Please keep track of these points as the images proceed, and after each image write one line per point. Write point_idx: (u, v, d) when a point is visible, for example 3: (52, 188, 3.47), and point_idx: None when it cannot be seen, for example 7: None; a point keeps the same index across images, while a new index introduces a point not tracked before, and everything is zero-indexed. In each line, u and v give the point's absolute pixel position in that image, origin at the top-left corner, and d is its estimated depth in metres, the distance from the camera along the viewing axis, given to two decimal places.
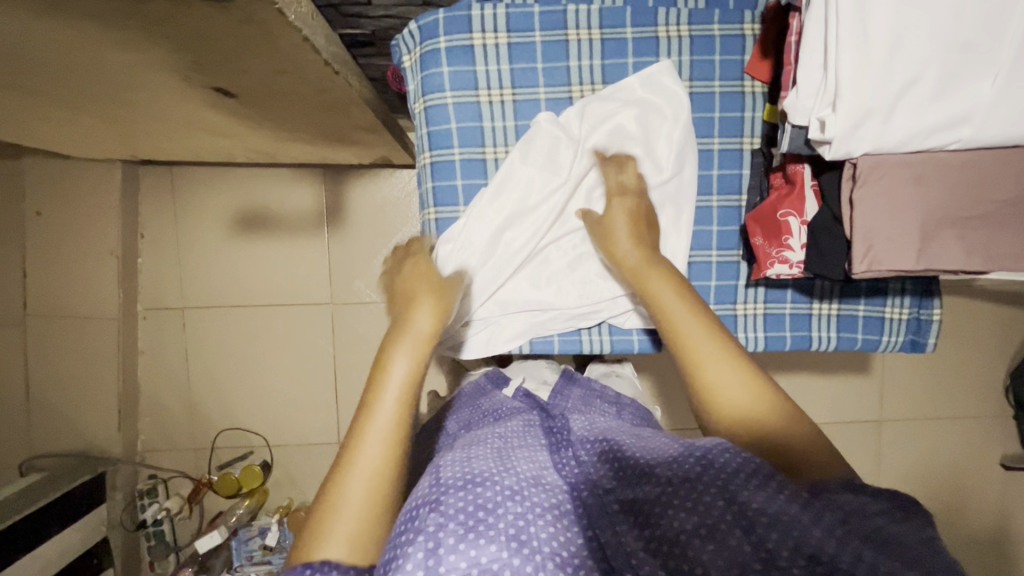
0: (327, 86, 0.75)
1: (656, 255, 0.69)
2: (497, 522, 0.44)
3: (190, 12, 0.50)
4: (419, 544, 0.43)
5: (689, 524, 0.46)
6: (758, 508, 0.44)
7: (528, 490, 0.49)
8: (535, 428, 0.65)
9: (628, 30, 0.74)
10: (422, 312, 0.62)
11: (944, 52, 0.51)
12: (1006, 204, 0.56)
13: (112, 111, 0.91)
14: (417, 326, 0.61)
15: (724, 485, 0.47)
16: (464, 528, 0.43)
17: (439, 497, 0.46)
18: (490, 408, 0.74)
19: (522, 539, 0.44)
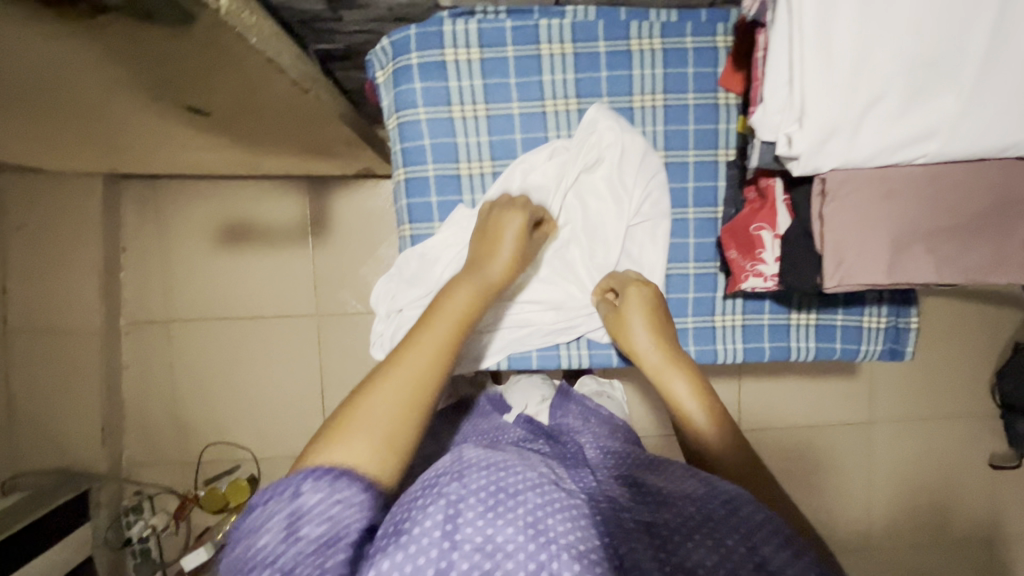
0: (299, 103, 0.75)
1: (678, 351, 0.70)
2: (518, 506, 0.44)
3: (147, 38, 0.49)
4: (437, 506, 0.43)
5: (709, 559, 0.44)
6: (778, 565, 0.43)
7: (551, 484, 0.48)
8: (547, 452, 0.64)
9: (601, 44, 0.74)
10: (463, 290, 0.60)
11: (905, 69, 0.51)
12: (977, 217, 0.55)
13: (85, 129, 0.90)
14: (464, 299, 0.59)
15: (746, 533, 0.46)
16: (484, 503, 0.44)
17: (462, 470, 0.46)
18: (490, 430, 0.72)
19: (540, 528, 0.43)
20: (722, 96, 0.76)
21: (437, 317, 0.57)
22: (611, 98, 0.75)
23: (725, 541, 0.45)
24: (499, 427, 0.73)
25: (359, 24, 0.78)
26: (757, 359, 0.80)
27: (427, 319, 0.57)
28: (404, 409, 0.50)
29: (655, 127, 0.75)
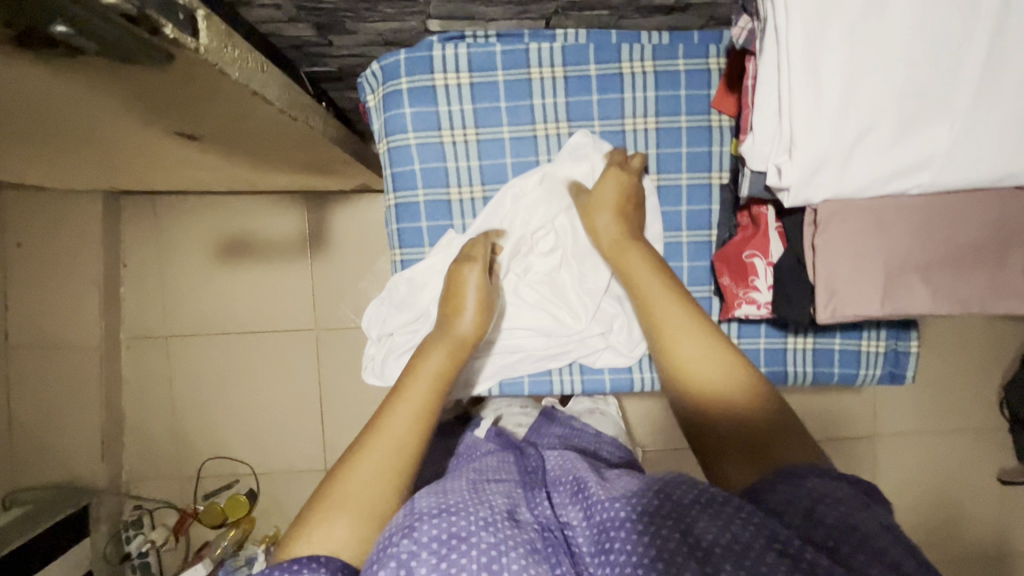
0: (289, 129, 0.74)
1: (636, 237, 0.70)
2: (470, 551, 0.42)
3: (128, 75, 0.49)
4: (389, 571, 0.42)
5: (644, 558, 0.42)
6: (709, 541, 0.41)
7: (504, 520, 0.46)
8: (513, 461, 0.62)
9: (592, 67, 0.73)
10: (434, 354, 0.63)
11: (897, 99, 0.50)
12: (973, 248, 0.54)
13: (80, 153, 0.90)
14: (433, 362, 0.62)
15: (679, 516, 0.43)
16: (437, 556, 0.42)
17: (413, 522, 0.45)
18: (464, 449, 0.71)
19: (494, 572, 0.42)
20: (715, 118, 0.75)
21: (408, 384, 0.60)
22: (602, 122, 0.74)
23: (661, 531, 0.43)
24: (472, 444, 0.71)
25: (350, 48, 0.78)
26: None
27: (399, 388, 0.60)
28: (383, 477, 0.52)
29: (647, 150, 0.75)
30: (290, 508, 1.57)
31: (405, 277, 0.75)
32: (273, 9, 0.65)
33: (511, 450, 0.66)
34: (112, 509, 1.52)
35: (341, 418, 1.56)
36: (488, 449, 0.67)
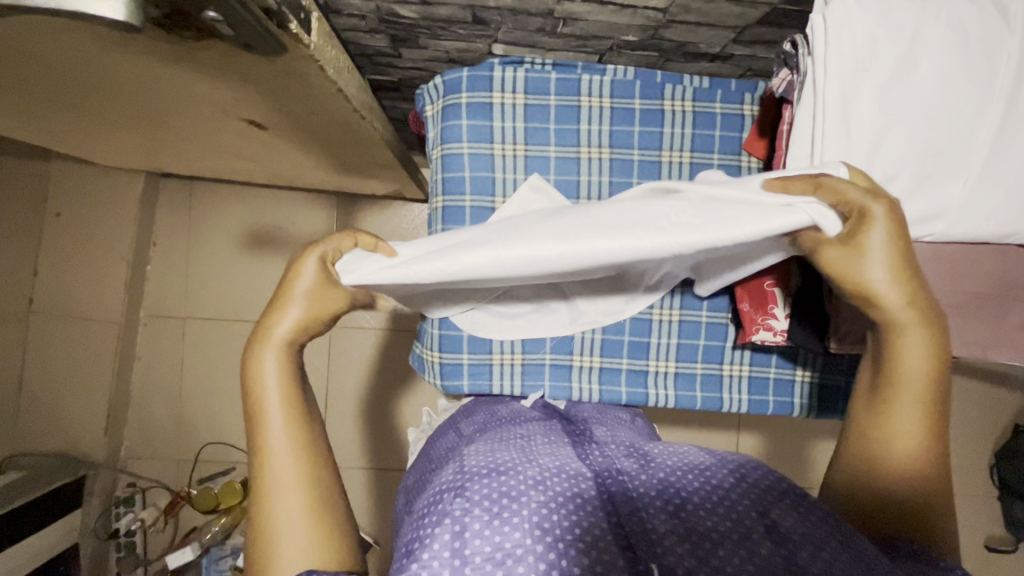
0: (352, 127, 0.81)
1: None
2: (522, 510, 0.49)
3: (240, 63, 0.55)
4: (445, 527, 0.48)
5: (723, 525, 0.50)
6: (790, 527, 0.49)
7: (551, 481, 0.53)
8: (558, 429, 0.69)
9: (636, 102, 0.80)
10: (268, 365, 0.55)
11: (919, 154, 0.56)
12: (976, 297, 0.60)
13: (146, 132, 0.96)
14: (274, 371, 0.55)
15: (757, 499, 0.52)
16: (488, 513, 0.49)
17: (465, 485, 0.52)
18: (508, 414, 0.75)
19: (546, 528, 0.48)
20: (745, 159, 0.81)
21: (261, 401, 0.54)
22: (641, 151, 0.80)
23: (739, 508, 0.51)
24: (517, 411, 0.75)
25: (415, 61, 0.85)
26: (762, 412, 0.82)
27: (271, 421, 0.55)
28: (308, 499, 0.51)
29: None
30: None
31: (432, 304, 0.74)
32: (357, 20, 0.72)
33: (556, 419, 0.72)
34: (105, 483, 1.52)
35: None
36: (530, 417, 0.73)
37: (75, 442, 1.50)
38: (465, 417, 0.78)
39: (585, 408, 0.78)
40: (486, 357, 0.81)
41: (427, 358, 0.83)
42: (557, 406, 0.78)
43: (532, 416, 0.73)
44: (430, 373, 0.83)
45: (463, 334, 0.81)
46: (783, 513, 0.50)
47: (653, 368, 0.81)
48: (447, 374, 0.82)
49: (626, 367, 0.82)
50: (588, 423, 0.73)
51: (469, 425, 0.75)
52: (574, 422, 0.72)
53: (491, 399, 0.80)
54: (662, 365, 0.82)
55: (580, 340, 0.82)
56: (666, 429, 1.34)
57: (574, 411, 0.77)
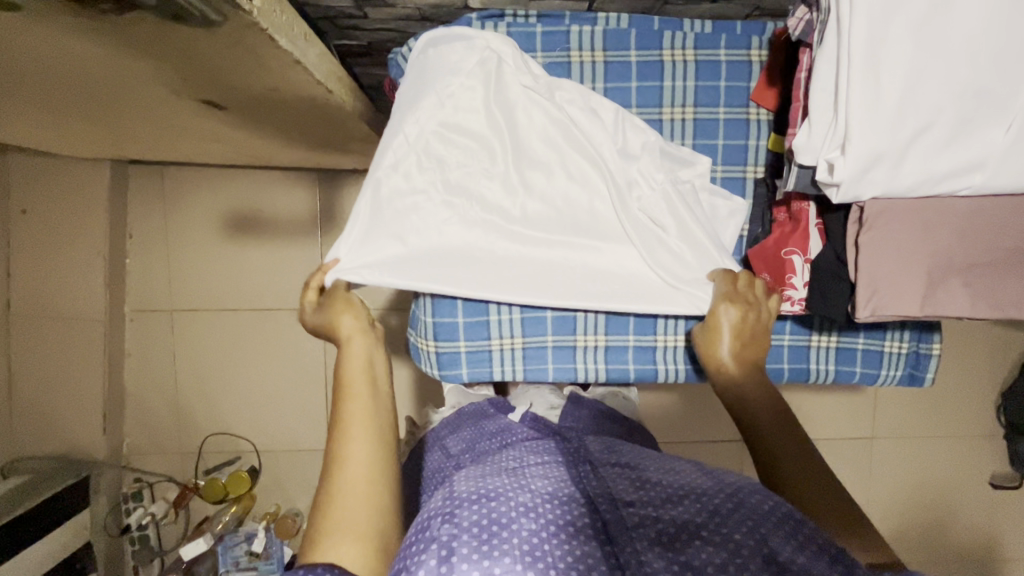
0: (321, 102, 0.73)
1: None
2: (511, 537, 0.48)
3: (177, 39, 0.47)
4: (432, 553, 0.47)
5: (718, 557, 0.47)
6: (794, 560, 0.46)
7: (543, 507, 0.52)
8: (552, 444, 0.68)
9: (632, 54, 0.72)
10: (356, 347, 0.66)
11: (958, 98, 0.50)
12: (1013, 253, 0.54)
13: (98, 117, 0.88)
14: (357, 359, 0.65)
15: (754, 525, 0.49)
16: (476, 540, 0.48)
17: (453, 509, 0.51)
18: (496, 433, 0.74)
19: (536, 557, 0.47)
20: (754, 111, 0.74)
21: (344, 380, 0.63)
22: (639, 109, 0.73)
23: (736, 536, 0.48)
24: (505, 427, 0.75)
25: (384, 22, 0.77)
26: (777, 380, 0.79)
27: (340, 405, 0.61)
28: (367, 466, 0.56)
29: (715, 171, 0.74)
30: (291, 487, 1.57)
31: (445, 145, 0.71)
32: None
33: (546, 434, 0.71)
34: (111, 481, 1.50)
35: None
36: (519, 436, 0.72)
37: (76, 442, 1.48)
38: (454, 433, 0.80)
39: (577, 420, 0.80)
40: (485, 344, 0.76)
41: (423, 346, 0.78)
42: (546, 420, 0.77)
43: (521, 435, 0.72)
44: (427, 362, 0.79)
45: (458, 321, 0.76)
46: (779, 537, 0.48)
47: (661, 343, 0.77)
48: (444, 364, 0.77)
49: (633, 344, 0.77)
50: (580, 436, 0.73)
51: (459, 446, 0.76)
52: (568, 437, 0.71)
53: (484, 409, 0.81)
54: (671, 339, 0.77)
55: (584, 319, 0.77)
56: (674, 393, 1.32)
57: (563, 424, 0.78)
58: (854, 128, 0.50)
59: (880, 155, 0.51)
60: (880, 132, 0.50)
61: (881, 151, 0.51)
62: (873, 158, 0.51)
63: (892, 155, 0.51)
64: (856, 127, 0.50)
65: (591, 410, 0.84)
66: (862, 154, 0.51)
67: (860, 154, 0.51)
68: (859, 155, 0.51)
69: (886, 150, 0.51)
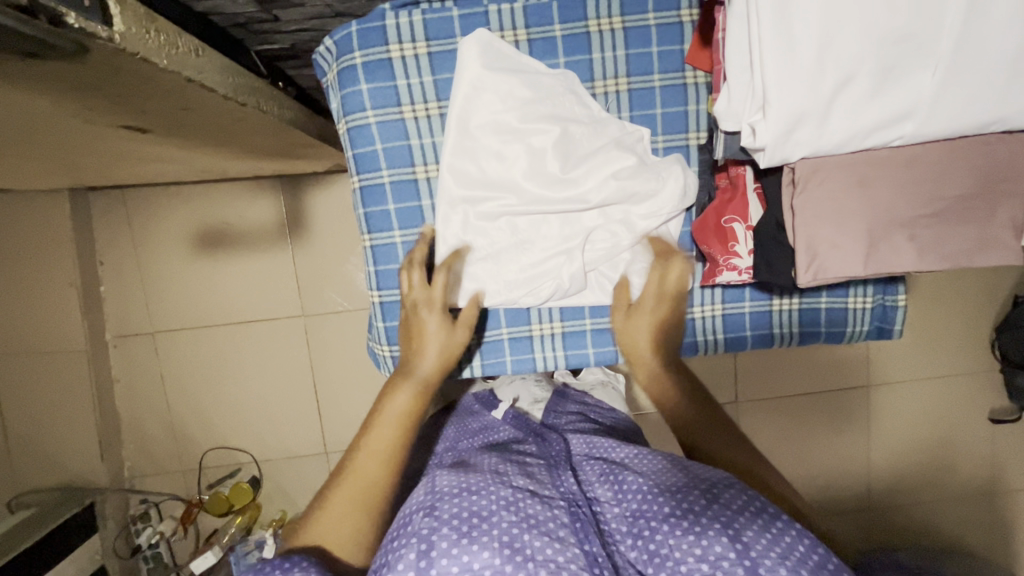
0: (241, 116, 0.71)
1: None
2: (491, 528, 0.51)
3: (49, 75, 0.45)
4: (412, 546, 0.50)
5: (693, 556, 0.48)
6: (762, 549, 0.48)
7: (523, 502, 0.55)
8: (536, 451, 0.71)
9: (556, 28, 0.69)
10: (402, 393, 0.65)
11: (879, 44, 0.47)
12: (957, 201, 0.52)
13: (29, 152, 0.86)
14: (399, 405, 0.64)
15: (728, 521, 0.50)
16: (457, 532, 0.51)
17: (435, 503, 0.54)
18: (479, 431, 0.80)
19: (516, 547, 0.50)
20: (690, 75, 0.71)
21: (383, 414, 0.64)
22: None
23: (709, 529, 0.49)
24: (489, 425, 0.81)
25: (300, 21, 0.76)
26: (740, 349, 0.78)
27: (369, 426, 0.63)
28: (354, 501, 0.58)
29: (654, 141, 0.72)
30: (294, 493, 1.59)
31: (386, 146, 0.71)
32: None
33: (528, 438, 0.75)
34: (117, 505, 1.52)
35: (336, 402, 1.56)
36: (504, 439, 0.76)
37: (76, 471, 1.50)
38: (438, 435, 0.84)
39: (563, 415, 0.82)
40: None
41: (378, 352, 0.77)
42: (529, 417, 0.82)
43: (505, 438, 0.76)
44: (385, 367, 0.78)
45: None
46: (752, 532, 0.49)
47: None
48: None
49: (590, 327, 0.76)
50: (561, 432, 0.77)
51: (445, 448, 0.80)
52: (548, 439, 0.74)
53: (472, 407, 0.88)
54: None
55: (538, 308, 0.76)
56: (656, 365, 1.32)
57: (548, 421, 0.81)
58: (770, 84, 0.48)
59: (800, 111, 0.48)
60: (798, 87, 0.48)
61: (801, 107, 0.48)
62: (793, 111, 0.48)
63: (817, 109, 0.48)
64: (772, 85, 0.48)
65: (579, 406, 0.88)
66: (781, 112, 0.48)
67: (779, 113, 0.48)
68: (777, 114, 0.48)
69: (806, 106, 0.48)
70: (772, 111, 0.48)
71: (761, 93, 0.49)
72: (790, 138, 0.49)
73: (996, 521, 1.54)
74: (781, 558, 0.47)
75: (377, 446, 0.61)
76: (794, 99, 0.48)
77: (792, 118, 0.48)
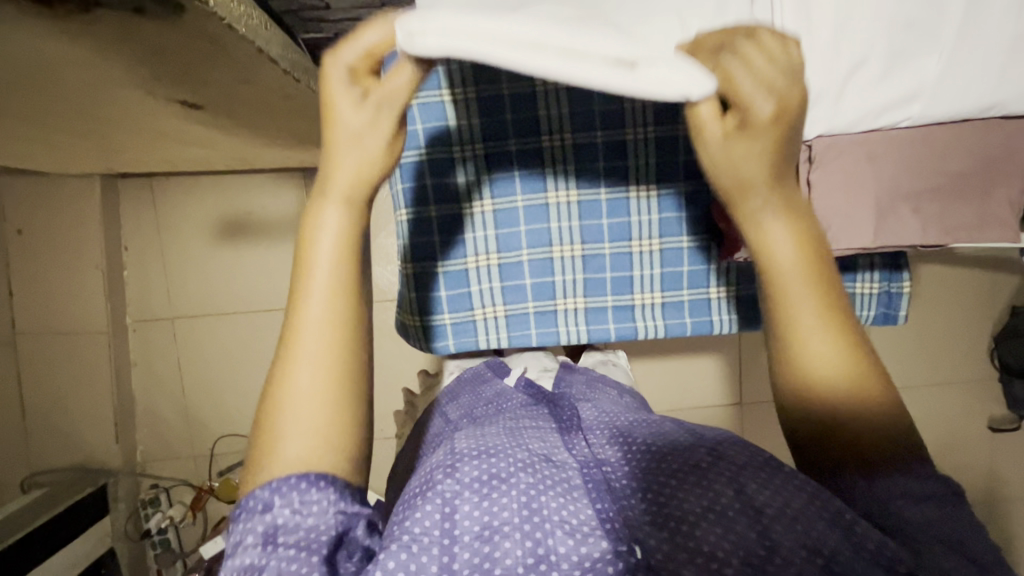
0: (291, 93, 0.77)
1: None
2: (510, 490, 0.51)
3: (143, 34, 0.51)
4: (434, 503, 0.49)
5: (699, 506, 0.51)
6: (763, 501, 0.50)
7: (539, 465, 0.55)
8: (545, 413, 0.70)
9: None
10: (329, 212, 0.45)
11: (890, 30, 0.52)
12: (959, 177, 0.56)
13: (81, 128, 0.91)
14: (331, 234, 0.45)
15: (732, 477, 0.53)
16: (478, 493, 0.50)
17: (455, 465, 0.53)
18: (492, 398, 0.77)
19: (533, 508, 0.49)
20: None
21: (309, 266, 0.45)
22: None
23: (715, 485, 0.52)
24: (501, 394, 0.77)
25: (347, 11, 0.82)
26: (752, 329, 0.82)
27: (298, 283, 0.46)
28: (324, 384, 0.44)
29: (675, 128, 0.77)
30: None
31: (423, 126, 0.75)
32: None
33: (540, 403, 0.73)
34: (128, 488, 1.54)
35: None
36: (513, 404, 0.73)
37: (92, 453, 1.52)
38: (451, 400, 0.81)
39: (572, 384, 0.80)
40: (468, 314, 0.80)
41: (408, 323, 0.81)
42: (542, 386, 0.80)
43: (515, 403, 0.74)
44: (415, 337, 0.82)
45: (441, 294, 0.80)
46: (756, 484, 0.52)
47: (639, 301, 0.80)
48: (431, 337, 0.81)
49: (611, 304, 0.81)
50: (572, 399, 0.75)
51: (455, 410, 0.78)
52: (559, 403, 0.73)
53: (483, 374, 0.84)
54: (648, 297, 0.81)
55: (562, 283, 0.80)
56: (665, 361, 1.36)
57: (560, 389, 0.79)
58: (792, 66, 0.53)
59: (817, 90, 0.53)
60: (820, 66, 0.53)
61: (819, 86, 0.53)
62: (814, 90, 0.53)
63: (835, 88, 0.53)
64: (794, 66, 0.53)
65: (587, 375, 0.85)
66: (802, 90, 0.53)
67: (799, 92, 0.53)
68: (798, 93, 0.54)
69: (825, 84, 0.53)
70: (794, 90, 0.53)
71: None
72: (810, 115, 0.55)
73: (994, 527, 1.55)
74: (786, 507, 0.49)
75: (321, 306, 0.45)
76: (815, 80, 0.53)
77: (812, 95, 0.54)
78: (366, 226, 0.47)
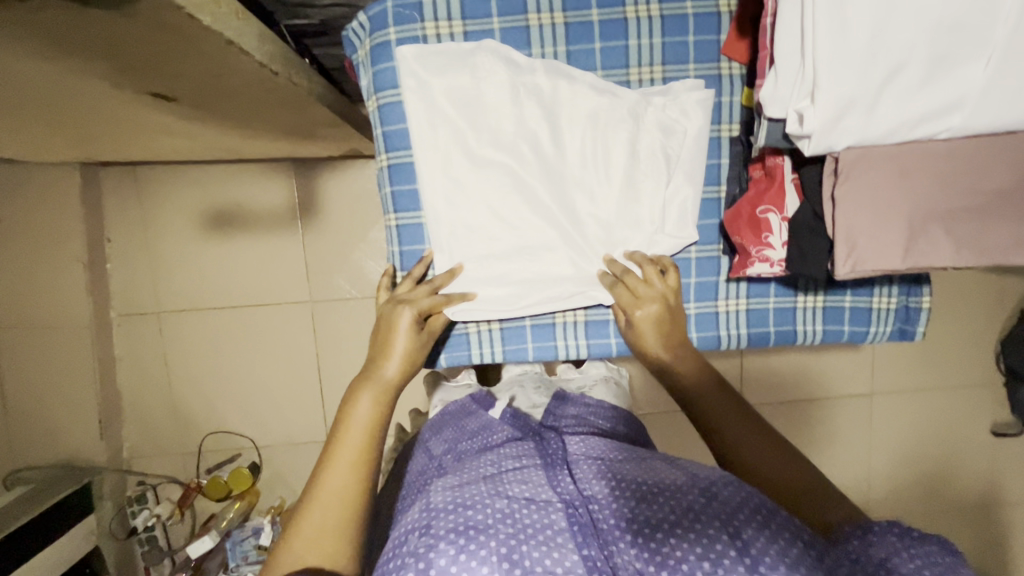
0: (272, 86, 0.71)
1: None
2: (488, 541, 0.47)
3: (92, 24, 0.44)
4: (411, 566, 0.47)
5: (692, 554, 0.47)
6: (761, 550, 0.46)
7: (520, 512, 0.51)
8: (529, 442, 0.65)
9: (594, 12, 0.68)
10: (364, 399, 0.64)
11: (931, 35, 0.47)
12: (1001, 194, 0.51)
13: (50, 119, 0.85)
14: (364, 411, 0.63)
15: (727, 519, 0.49)
16: (455, 545, 0.47)
17: (429, 522, 0.51)
18: (476, 430, 0.73)
19: (515, 560, 0.47)
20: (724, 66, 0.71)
21: (344, 432, 0.62)
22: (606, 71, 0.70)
23: (709, 530, 0.48)
24: (488, 424, 0.73)
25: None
26: (761, 345, 0.77)
27: (335, 439, 0.62)
28: (338, 510, 0.57)
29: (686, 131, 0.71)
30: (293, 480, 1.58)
31: (412, 123, 0.69)
32: None
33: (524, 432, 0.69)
34: (114, 485, 1.50)
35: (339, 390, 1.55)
36: (496, 436, 0.69)
37: (76, 449, 1.48)
38: (436, 435, 0.79)
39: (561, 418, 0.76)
40: (461, 327, 0.75)
41: None
42: (528, 415, 0.74)
43: (498, 434, 0.70)
44: None
45: None
46: (752, 530, 0.48)
47: None
48: None
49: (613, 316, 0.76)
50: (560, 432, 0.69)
51: (441, 447, 0.75)
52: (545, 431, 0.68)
53: (470, 407, 0.79)
54: None
55: None
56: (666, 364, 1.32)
57: (550, 423, 0.75)
58: (822, 70, 0.48)
59: (849, 98, 0.48)
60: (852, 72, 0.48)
61: (851, 93, 0.48)
62: (844, 98, 0.48)
63: (867, 96, 0.48)
64: (824, 70, 0.48)
65: (578, 408, 0.80)
66: (832, 96, 0.48)
67: (829, 99, 0.48)
68: (827, 100, 0.48)
69: (857, 91, 0.48)
70: (823, 96, 0.48)
71: (812, 78, 0.49)
72: (839, 125, 0.49)
73: (991, 532, 1.54)
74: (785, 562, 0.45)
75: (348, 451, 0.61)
76: (847, 86, 0.48)
77: (843, 102, 0.48)
78: (389, 403, 0.65)
